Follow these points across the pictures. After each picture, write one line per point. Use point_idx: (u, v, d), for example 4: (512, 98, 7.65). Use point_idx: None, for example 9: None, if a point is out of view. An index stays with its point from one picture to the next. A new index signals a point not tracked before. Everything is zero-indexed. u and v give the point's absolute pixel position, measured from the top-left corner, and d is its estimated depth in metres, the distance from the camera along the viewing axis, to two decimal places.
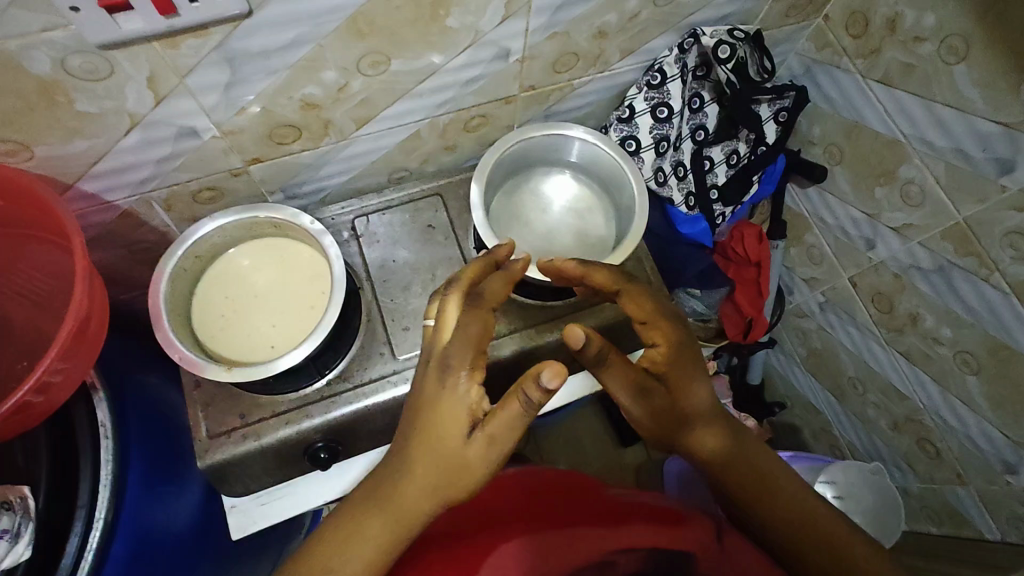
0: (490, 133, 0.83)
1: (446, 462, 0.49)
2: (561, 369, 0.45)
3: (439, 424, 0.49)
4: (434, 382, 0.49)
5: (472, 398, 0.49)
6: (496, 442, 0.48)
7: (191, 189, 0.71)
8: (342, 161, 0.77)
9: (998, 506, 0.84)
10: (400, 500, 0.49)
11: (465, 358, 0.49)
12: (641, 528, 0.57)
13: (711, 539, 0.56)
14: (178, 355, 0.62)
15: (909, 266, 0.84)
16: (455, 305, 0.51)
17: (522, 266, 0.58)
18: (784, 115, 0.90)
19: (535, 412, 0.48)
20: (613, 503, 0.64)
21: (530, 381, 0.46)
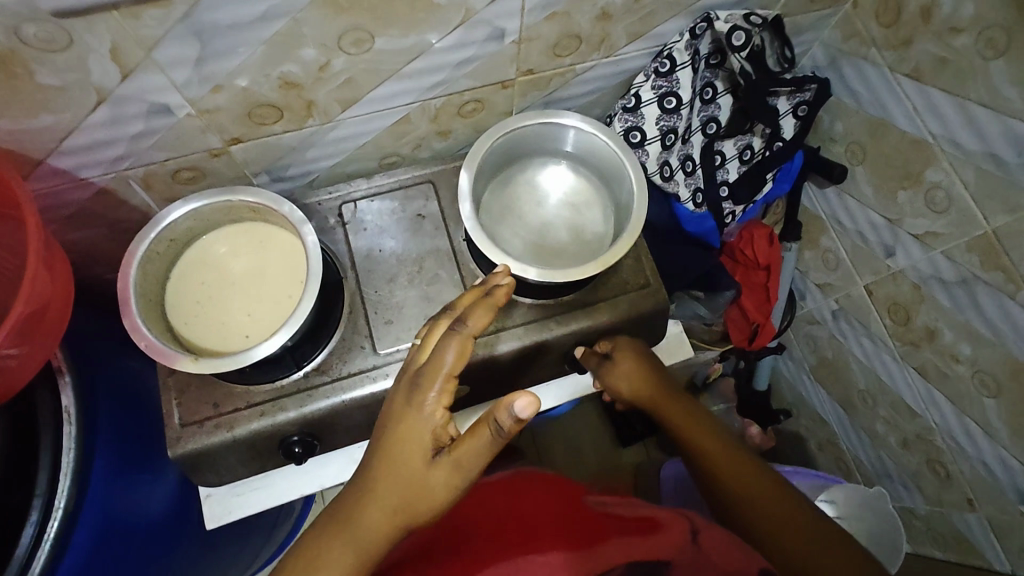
0: (486, 119, 0.79)
1: (409, 484, 0.48)
2: (535, 399, 0.43)
3: (403, 444, 0.48)
4: (402, 399, 0.49)
5: (438, 420, 0.48)
6: (462, 467, 0.47)
7: (169, 169, 0.68)
8: (328, 144, 0.73)
9: (1009, 536, 0.79)
10: (363, 523, 0.48)
11: (435, 377, 0.48)
12: (621, 543, 0.56)
13: (689, 543, 0.57)
14: (144, 342, 0.59)
15: (930, 276, 0.79)
16: (441, 327, 0.51)
17: (505, 292, 0.53)
18: (803, 110, 0.84)
19: (504, 442, 0.46)
20: (592, 511, 0.63)
21: (500, 410, 0.44)
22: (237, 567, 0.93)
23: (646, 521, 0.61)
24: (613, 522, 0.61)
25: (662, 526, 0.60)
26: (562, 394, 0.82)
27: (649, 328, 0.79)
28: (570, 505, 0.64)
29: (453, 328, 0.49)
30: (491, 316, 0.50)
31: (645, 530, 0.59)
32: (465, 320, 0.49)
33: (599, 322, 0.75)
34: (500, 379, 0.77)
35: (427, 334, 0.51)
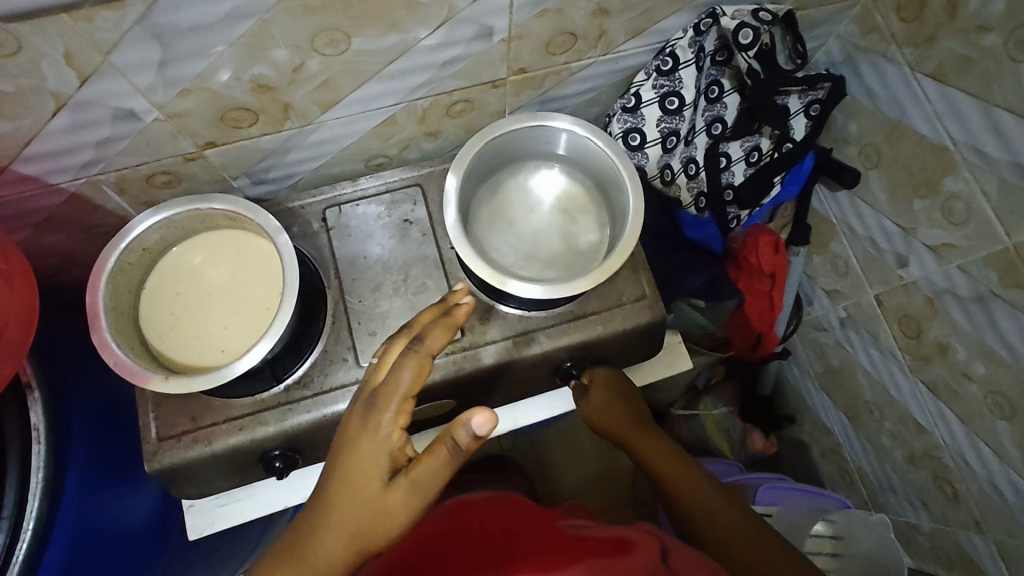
0: (477, 119, 0.75)
1: (365, 508, 0.49)
2: (492, 417, 0.46)
3: (359, 467, 0.49)
4: (359, 422, 0.51)
5: (395, 442, 0.50)
6: (420, 488, 0.49)
7: (143, 173, 0.65)
8: (309, 147, 0.70)
9: (1017, 560, 0.76)
10: (318, 552, 0.47)
11: (391, 398, 0.50)
12: (593, 563, 0.54)
13: (662, 563, 0.57)
14: (112, 360, 0.57)
15: (944, 290, 0.74)
16: (398, 348, 0.53)
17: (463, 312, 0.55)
18: (816, 109, 0.78)
19: (461, 459, 0.48)
20: (566, 536, 0.61)
21: (458, 427, 0.47)
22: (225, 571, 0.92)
23: (620, 542, 0.60)
24: (585, 543, 0.59)
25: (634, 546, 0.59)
26: (556, 406, 0.80)
27: (644, 342, 0.76)
28: (545, 529, 0.63)
29: (410, 348, 0.51)
30: (449, 336, 0.53)
31: (616, 551, 0.58)
32: (423, 339, 0.51)
33: (592, 336, 0.71)
34: (489, 392, 0.74)
35: (384, 356, 0.54)
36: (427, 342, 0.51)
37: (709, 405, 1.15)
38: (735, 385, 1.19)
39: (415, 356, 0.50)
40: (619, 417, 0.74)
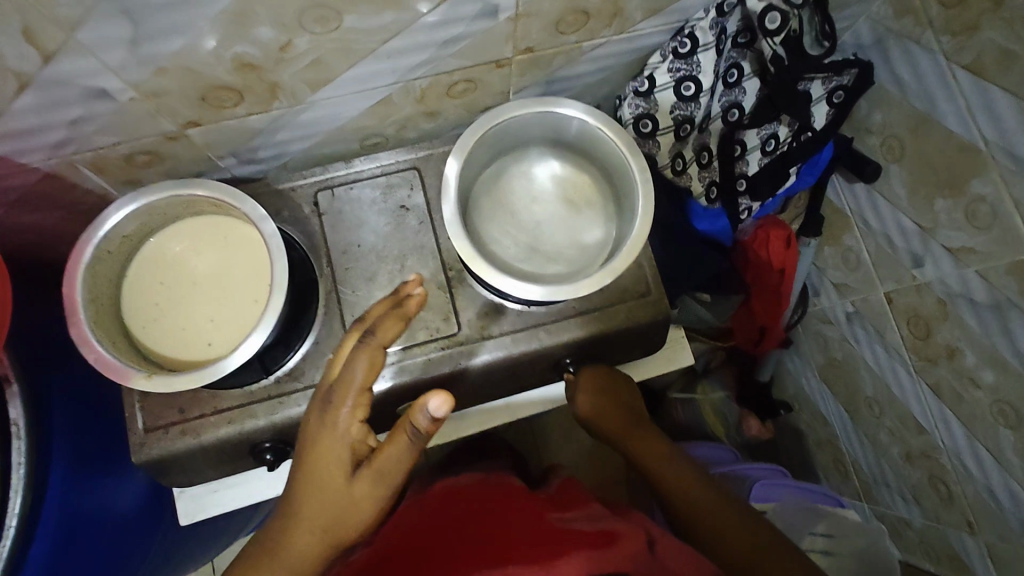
0: (479, 99, 0.70)
1: (334, 503, 0.50)
2: (449, 399, 0.48)
3: (321, 462, 0.49)
4: (316, 420, 0.50)
5: (354, 435, 0.50)
6: (384, 475, 0.50)
7: (121, 153, 0.61)
8: (298, 127, 0.65)
9: (1005, 563, 0.76)
10: (295, 545, 0.50)
11: (347, 394, 0.49)
12: (580, 559, 0.54)
13: (645, 552, 0.59)
14: (93, 356, 0.54)
15: (959, 294, 0.72)
16: (351, 342, 0.51)
17: (416, 302, 0.53)
18: (839, 96, 0.75)
19: (423, 443, 0.50)
20: (552, 528, 0.60)
21: (416, 413, 0.48)
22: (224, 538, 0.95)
23: (604, 533, 0.60)
24: (570, 535, 0.59)
25: (619, 538, 0.59)
26: (553, 401, 0.79)
27: (648, 339, 0.74)
28: (529, 522, 0.62)
29: (362, 341, 0.50)
30: (401, 328, 0.51)
31: (600, 543, 0.58)
32: (375, 331, 0.50)
33: (593, 333, 0.69)
34: (486, 386, 0.72)
35: (339, 350, 0.51)
36: (379, 334, 0.50)
37: (707, 391, 1.17)
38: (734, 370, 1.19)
39: (368, 349, 0.49)
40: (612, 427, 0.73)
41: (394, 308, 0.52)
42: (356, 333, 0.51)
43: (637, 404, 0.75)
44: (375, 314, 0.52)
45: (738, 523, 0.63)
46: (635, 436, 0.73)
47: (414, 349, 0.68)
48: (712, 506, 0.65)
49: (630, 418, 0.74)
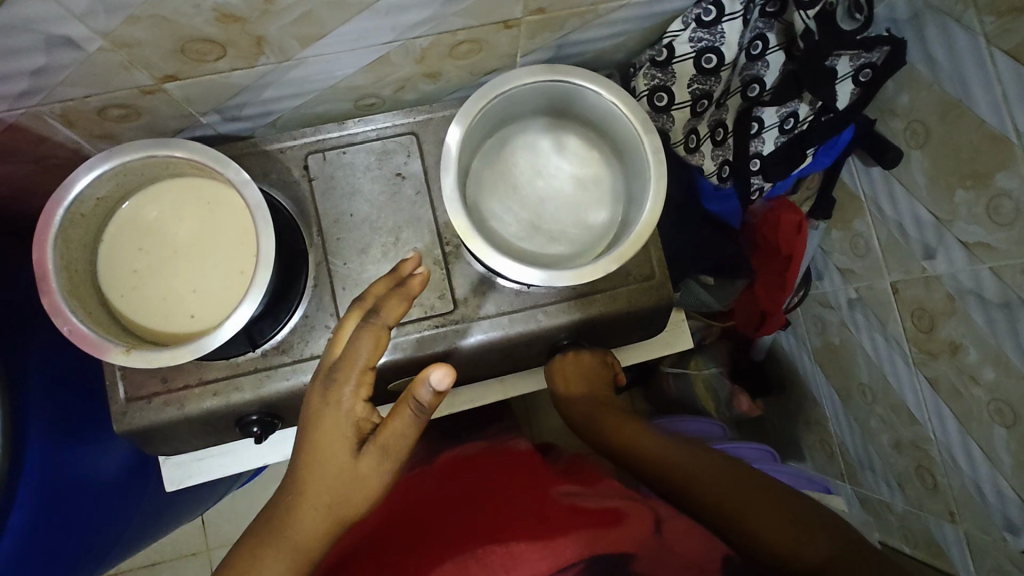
0: (484, 61, 0.65)
1: (338, 480, 0.47)
2: (451, 371, 0.45)
3: (323, 441, 0.47)
4: (317, 398, 0.47)
5: (359, 413, 0.48)
6: (391, 452, 0.47)
7: (94, 106, 0.56)
8: (287, 85, 0.60)
9: (983, 554, 0.78)
10: (297, 527, 0.46)
11: (350, 373, 0.47)
12: (580, 535, 0.54)
13: (652, 533, 0.56)
14: (66, 327, 0.51)
15: (969, 290, 0.70)
16: (352, 323, 0.49)
17: (419, 283, 0.50)
18: (865, 74, 0.69)
19: (429, 417, 0.47)
20: (558, 505, 0.61)
21: (418, 386, 0.46)
22: (211, 497, 0.95)
23: (609, 511, 0.59)
24: (574, 513, 0.59)
25: (624, 517, 0.58)
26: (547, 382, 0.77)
27: (646, 323, 0.72)
28: (534, 499, 0.63)
29: (367, 320, 0.47)
30: (407, 307, 0.49)
31: (603, 521, 0.57)
32: (378, 311, 0.47)
33: (594, 315, 0.67)
34: (481, 365, 0.70)
35: (338, 331, 0.49)
36: (383, 313, 0.48)
37: (700, 365, 1.15)
38: (729, 348, 1.18)
39: (371, 328, 0.47)
40: (582, 410, 0.67)
41: (398, 286, 0.49)
42: (358, 313, 0.49)
43: (605, 390, 0.69)
44: (377, 293, 0.50)
45: (734, 483, 0.51)
46: (612, 423, 0.63)
47: (407, 326, 0.65)
48: (703, 472, 0.53)
49: (602, 402, 0.67)
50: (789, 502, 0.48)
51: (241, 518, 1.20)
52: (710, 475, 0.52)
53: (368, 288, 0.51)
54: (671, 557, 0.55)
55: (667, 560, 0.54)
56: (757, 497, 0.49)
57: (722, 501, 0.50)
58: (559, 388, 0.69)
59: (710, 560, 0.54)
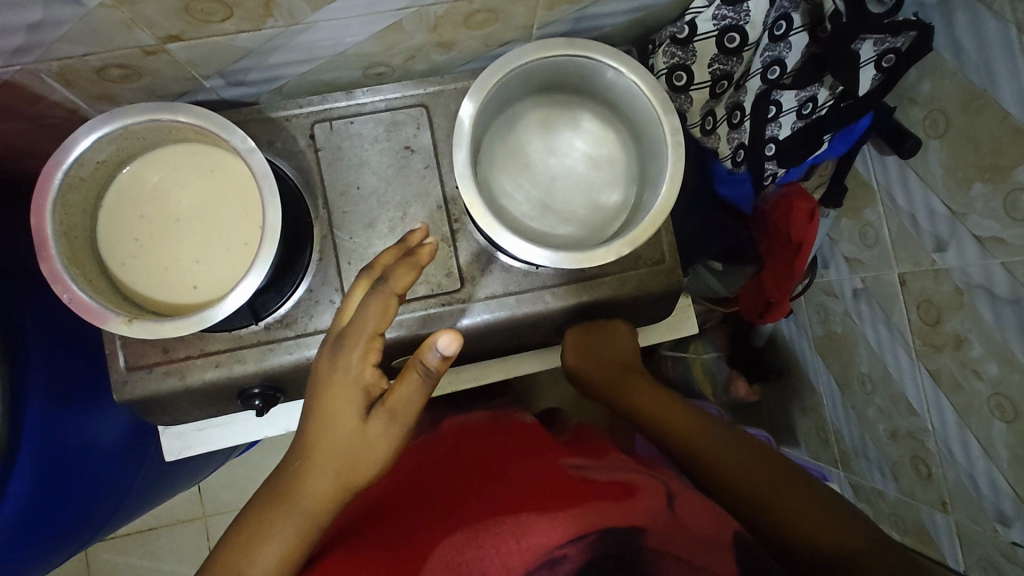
0: (499, 32, 0.63)
1: (346, 445, 0.47)
2: (458, 336, 0.44)
3: (333, 405, 0.47)
4: (326, 364, 0.47)
5: (368, 377, 0.47)
6: (400, 416, 0.47)
7: (93, 65, 0.54)
8: (295, 51, 0.58)
9: (972, 543, 0.79)
10: (307, 491, 0.47)
11: (358, 338, 0.46)
12: (592, 506, 0.51)
13: (663, 507, 0.52)
14: (66, 295, 0.50)
15: (979, 285, 0.69)
16: (359, 293, 0.48)
17: (428, 254, 0.48)
18: (889, 60, 0.67)
19: (436, 383, 0.46)
20: (569, 477, 0.58)
21: (424, 351, 0.44)
22: (209, 467, 0.95)
23: (619, 485, 0.55)
24: (585, 486, 0.55)
25: (635, 491, 0.54)
26: (549, 363, 0.77)
27: (654, 307, 0.71)
28: (544, 470, 0.60)
29: (373, 289, 0.47)
30: (415, 275, 0.47)
31: (615, 494, 0.54)
32: (387, 278, 0.47)
33: (603, 297, 0.66)
34: (486, 344, 0.70)
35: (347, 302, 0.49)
36: (391, 280, 0.47)
37: (699, 348, 1.18)
38: (729, 333, 1.19)
39: (376, 296, 0.46)
40: (599, 377, 0.69)
41: (407, 254, 0.48)
42: (366, 280, 0.48)
43: (638, 361, 0.71)
44: (384, 261, 0.49)
45: (763, 470, 0.56)
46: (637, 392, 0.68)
47: (412, 303, 0.64)
48: (735, 458, 0.58)
49: (621, 366, 0.69)
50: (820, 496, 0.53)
51: (237, 487, 1.21)
52: (738, 458, 0.57)
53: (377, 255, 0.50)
54: (682, 533, 0.49)
55: (681, 534, 0.49)
56: (784, 485, 0.54)
57: (755, 489, 0.55)
58: (571, 359, 0.69)
59: (722, 537, 0.50)
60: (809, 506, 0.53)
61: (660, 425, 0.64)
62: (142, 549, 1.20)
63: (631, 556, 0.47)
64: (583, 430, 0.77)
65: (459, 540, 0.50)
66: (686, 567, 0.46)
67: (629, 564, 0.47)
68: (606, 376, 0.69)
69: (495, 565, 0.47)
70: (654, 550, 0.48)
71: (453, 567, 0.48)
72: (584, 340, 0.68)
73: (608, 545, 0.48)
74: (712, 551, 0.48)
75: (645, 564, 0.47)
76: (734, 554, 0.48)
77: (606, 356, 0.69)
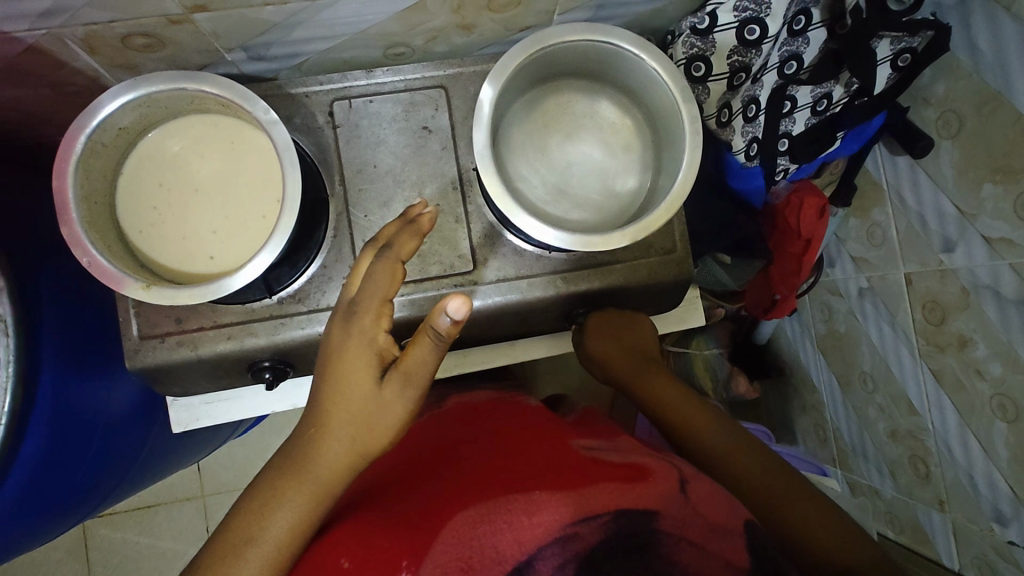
0: (521, 16, 0.63)
1: (365, 414, 0.48)
2: (466, 300, 0.44)
3: (347, 372, 0.48)
4: (339, 331, 0.49)
5: (382, 343, 0.49)
6: (413, 380, 0.48)
7: (118, 32, 0.54)
8: (318, 27, 0.58)
9: (968, 542, 0.80)
10: (323, 459, 0.49)
11: (371, 305, 0.48)
12: (604, 488, 0.51)
13: (677, 492, 0.52)
14: (86, 258, 0.50)
15: (986, 285, 0.69)
16: (366, 262, 0.49)
17: (428, 221, 0.49)
18: (905, 60, 0.68)
19: (447, 347, 0.47)
20: (579, 458, 0.58)
21: (435, 316, 0.45)
22: (212, 443, 0.96)
23: (633, 468, 0.56)
24: (597, 468, 0.56)
25: (648, 474, 0.54)
26: (556, 349, 0.78)
27: (664, 297, 0.71)
28: (553, 450, 0.61)
29: (379, 255, 0.48)
30: (419, 241, 0.49)
31: (629, 476, 0.54)
32: (391, 245, 0.48)
33: (613, 284, 0.67)
34: (495, 327, 0.70)
35: (355, 271, 0.50)
36: (396, 247, 0.48)
37: (701, 345, 1.14)
38: (732, 329, 1.19)
39: (386, 263, 0.47)
40: (617, 364, 0.69)
41: (408, 223, 0.49)
42: (372, 250, 0.49)
43: (654, 352, 0.71)
44: (388, 231, 0.50)
45: (768, 472, 0.58)
46: (651, 383, 0.67)
47: (425, 283, 0.65)
48: (744, 461, 0.60)
49: (639, 355, 0.69)
50: (819, 503, 0.56)
51: (236, 466, 1.22)
52: (746, 458, 0.60)
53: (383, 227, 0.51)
54: (695, 519, 0.50)
55: (693, 520, 0.50)
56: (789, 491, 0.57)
57: (760, 488, 0.57)
58: (589, 344, 0.68)
59: (736, 525, 0.51)
60: (811, 513, 0.55)
61: (672, 417, 0.64)
62: (137, 526, 1.20)
63: (642, 542, 0.48)
64: (589, 410, 0.78)
65: (470, 515, 0.51)
66: (698, 552, 0.47)
67: (642, 546, 0.47)
68: (625, 365, 0.68)
69: (507, 541, 0.47)
70: (667, 533, 0.48)
71: (464, 543, 0.48)
72: (602, 327, 0.68)
73: (620, 526, 0.48)
74: (725, 539, 0.49)
75: (659, 547, 0.47)
76: (747, 543, 0.49)
77: (624, 344, 0.69)
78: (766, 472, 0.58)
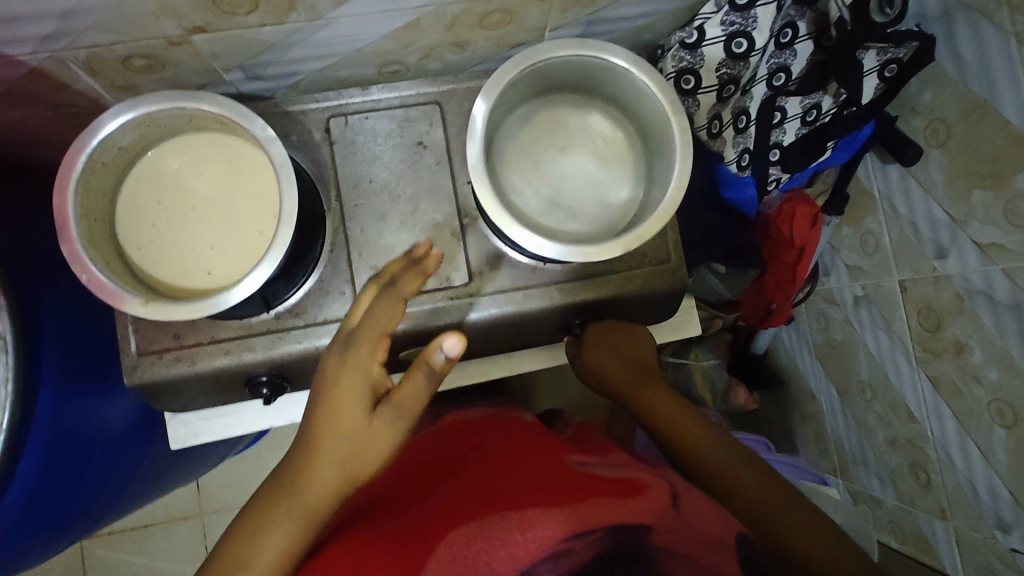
0: (513, 33, 0.64)
1: (356, 438, 0.49)
2: (461, 338, 0.47)
3: (341, 400, 0.49)
4: (335, 361, 0.51)
5: (376, 375, 0.50)
6: (404, 412, 0.50)
7: (118, 54, 0.55)
8: (314, 46, 0.59)
9: (971, 550, 0.79)
10: (313, 483, 0.49)
11: (368, 337, 0.51)
12: (596, 504, 0.51)
13: (670, 505, 0.52)
14: (85, 275, 0.51)
15: (980, 291, 0.70)
16: (369, 296, 0.54)
17: (433, 263, 0.57)
18: (891, 70, 0.69)
19: (439, 384, 0.49)
20: (572, 475, 0.58)
21: (431, 352, 0.47)
22: (210, 461, 0.96)
23: (627, 483, 0.56)
24: (591, 484, 0.56)
25: (642, 488, 0.54)
26: (554, 360, 0.78)
27: (659, 306, 0.72)
28: (547, 467, 0.60)
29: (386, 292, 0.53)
30: (423, 281, 0.55)
31: (623, 491, 0.54)
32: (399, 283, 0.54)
33: (609, 294, 0.67)
34: (491, 338, 0.70)
35: (356, 308, 0.54)
36: (402, 286, 0.54)
37: (699, 356, 1.14)
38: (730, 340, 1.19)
39: (389, 298, 0.52)
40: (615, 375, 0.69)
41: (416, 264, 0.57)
42: (376, 288, 0.55)
43: (653, 365, 0.71)
44: (394, 272, 0.57)
45: (764, 483, 0.57)
46: (647, 394, 0.67)
47: (421, 296, 0.65)
48: (740, 473, 0.59)
49: (636, 367, 0.69)
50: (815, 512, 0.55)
51: (234, 484, 1.21)
52: (742, 469, 0.59)
53: (386, 266, 0.58)
54: (689, 532, 0.49)
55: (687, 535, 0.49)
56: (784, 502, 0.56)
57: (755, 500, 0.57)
58: (587, 354, 0.69)
59: (730, 538, 0.50)
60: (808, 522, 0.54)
61: (668, 429, 0.64)
62: (134, 546, 1.19)
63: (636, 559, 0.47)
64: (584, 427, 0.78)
65: (465, 533, 0.51)
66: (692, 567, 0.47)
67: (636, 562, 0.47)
68: (622, 376, 0.68)
69: (501, 558, 0.47)
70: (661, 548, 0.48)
71: (458, 561, 0.48)
72: (600, 336, 0.69)
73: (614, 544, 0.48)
74: (720, 553, 0.48)
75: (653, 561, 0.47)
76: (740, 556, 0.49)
77: (622, 356, 0.69)
78: (761, 483, 0.57)
